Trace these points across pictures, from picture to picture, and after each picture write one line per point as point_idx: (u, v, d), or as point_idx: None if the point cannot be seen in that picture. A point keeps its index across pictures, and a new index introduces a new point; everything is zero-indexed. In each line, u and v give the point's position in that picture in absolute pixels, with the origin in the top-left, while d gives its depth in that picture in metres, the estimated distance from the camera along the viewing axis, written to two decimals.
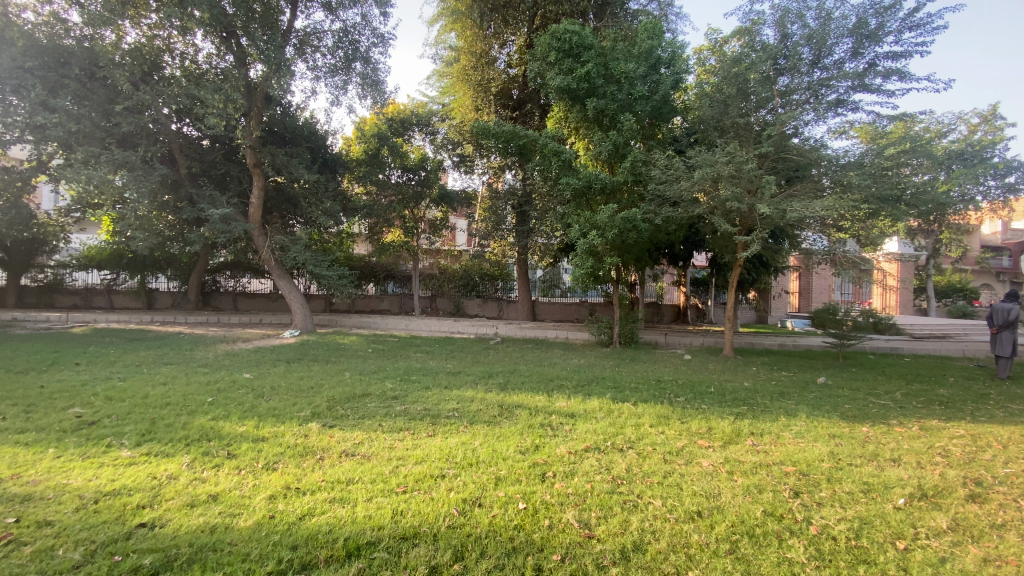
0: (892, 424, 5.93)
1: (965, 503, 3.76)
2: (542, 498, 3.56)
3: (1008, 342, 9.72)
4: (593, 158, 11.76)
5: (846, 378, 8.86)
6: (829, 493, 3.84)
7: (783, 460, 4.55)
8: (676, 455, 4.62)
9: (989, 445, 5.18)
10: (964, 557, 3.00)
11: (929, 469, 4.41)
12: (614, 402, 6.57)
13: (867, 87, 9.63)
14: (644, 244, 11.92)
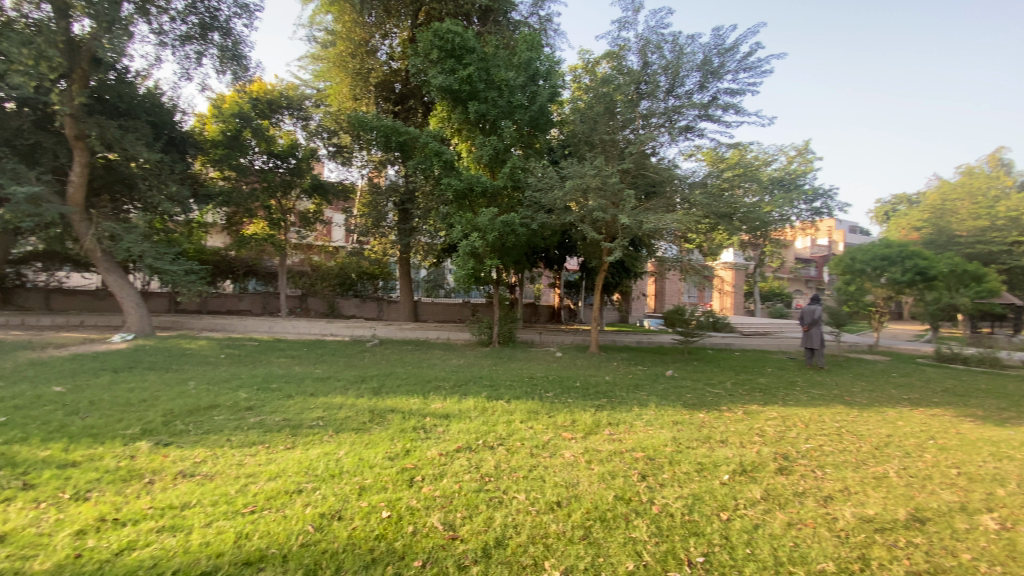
0: (723, 410, 6.87)
1: (775, 475, 4.49)
2: (408, 503, 3.49)
3: (816, 338, 11.82)
4: (475, 161, 11.93)
5: (689, 371, 10.10)
6: (669, 474, 4.33)
7: (634, 447, 5.02)
8: (542, 448, 4.84)
9: (794, 425, 6.25)
10: (772, 522, 3.56)
11: (749, 448, 5.18)
12: (488, 400, 6.69)
13: (710, 117, 11.04)
14: (522, 247, 12.36)
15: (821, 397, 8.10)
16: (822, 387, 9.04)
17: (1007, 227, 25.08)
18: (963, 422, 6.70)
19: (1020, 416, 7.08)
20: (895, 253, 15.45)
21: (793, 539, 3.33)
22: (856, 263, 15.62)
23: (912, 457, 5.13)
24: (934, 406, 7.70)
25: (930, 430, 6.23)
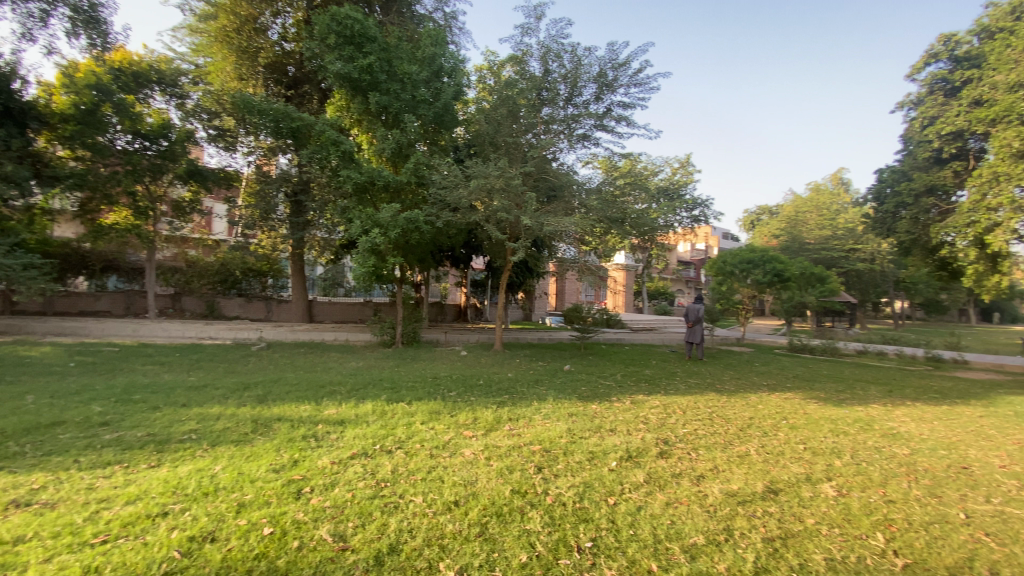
0: (613, 400, 7.35)
1: (656, 459, 4.89)
2: (294, 518, 3.27)
3: (698, 333, 13.05)
4: (376, 154, 11.51)
5: (585, 365, 10.66)
6: (563, 465, 4.53)
7: (532, 441, 5.18)
8: (442, 449, 4.81)
9: (673, 412, 6.86)
10: (653, 503, 3.88)
11: (635, 435, 5.60)
12: (387, 403, 6.51)
13: (605, 127, 11.72)
14: (426, 246, 12.16)
15: (699, 386, 8.99)
16: (698, 377, 10.05)
17: (845, 237, 30.04)
18: (809, 403, 7.84)
19: (850, 397, 8.43)
20: (759, 258, 17.60)
21: (672, 518, 3.64)
22: (727, 266, 17.54)
23: (769, 436, 5.88)
24: (787, 390, 8.91)
25: (783, 412, 7.20)
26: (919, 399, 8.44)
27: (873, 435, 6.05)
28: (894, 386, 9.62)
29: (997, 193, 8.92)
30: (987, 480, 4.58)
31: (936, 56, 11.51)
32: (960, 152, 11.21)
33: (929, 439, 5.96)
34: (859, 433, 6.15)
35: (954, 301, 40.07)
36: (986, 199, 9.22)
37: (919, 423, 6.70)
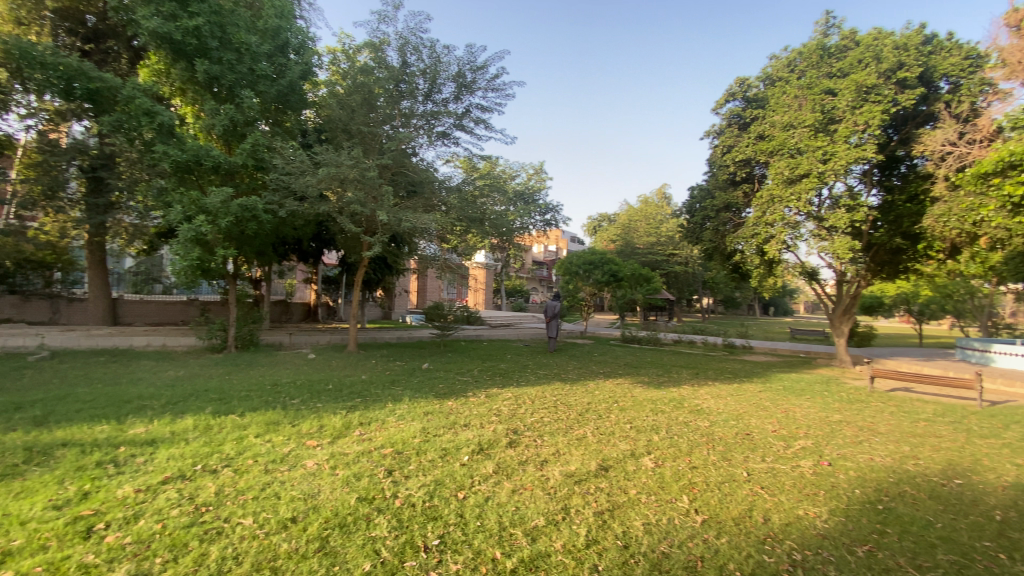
0: (468, 396, 7.47)
1: (506, 449, 5.10)
2: (79, 563, 2.72)
3: (555, 328, 14.00)
4: (205, 131, 10.06)
5: (442, 363, 10.66)
6: (414, 465, 4.47)
7: (383, 444, 5.01)
8: (279, 463, 4.39)
9: (524, 402, 7.24)
10: (500, 492, 4.04)
11: (487, 428, 5.76)
12: (215, 416, 5.73)
13: (463, 127, 11.85)
14: (267, 237, 11.00)
15: (546, 376, 9.62)
16: (547, 368, 10.75)
17: (667, 243, 34.95)
18: (636, 387, 8.93)
19: (668, 380, 9.80)
20: (600, 260, 19.47)
21: (517, 504, 3.84)
22: (574, 266, 19.06)
23: (603, 419, 6.53)
24: (619, 377, 10.03)
25: (616, 396, 8.08)
26: (718, 379, 10.16)
27: (684, 412, 7.11)
28: (701, 370, 11.44)
29: (773, 211, 11.13)
30: (762, 443, 5.70)
31: (734, 94, 13.85)
32: (748, 176, 13.64)
33: (724, 412, 7.21)
34: (674, 411, 7.17)
35: (744, 298, 49.31)
36: (765, 216, 11.46)
37: (716, 399, 8.06)
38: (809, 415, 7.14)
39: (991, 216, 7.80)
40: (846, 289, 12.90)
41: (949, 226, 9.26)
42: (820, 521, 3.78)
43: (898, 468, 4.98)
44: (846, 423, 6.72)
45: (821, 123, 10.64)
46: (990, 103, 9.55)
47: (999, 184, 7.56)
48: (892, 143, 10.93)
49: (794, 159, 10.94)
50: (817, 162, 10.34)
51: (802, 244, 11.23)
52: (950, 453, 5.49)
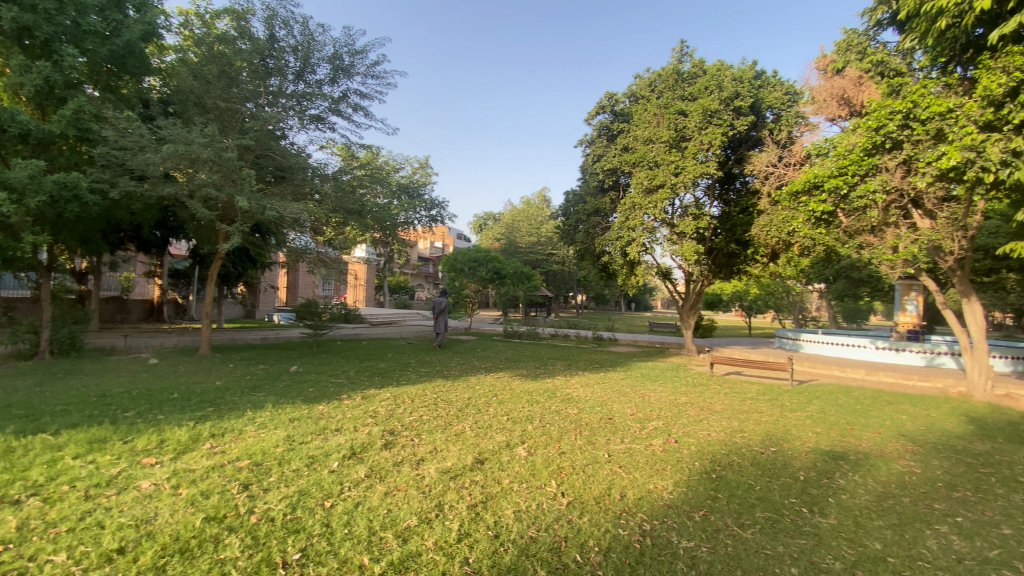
0: (342, 398, 7.10)
1: (380, 451, 4.94)
2: None
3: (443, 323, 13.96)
4: (7, 89, 8.21)
5: (314, 364, 9.97)
6: (276, 477, 4.13)
7: (239, 457, 4.54)
8: (106, 486, 3.75)
9: (402, 402, 7.08)
10: (371, 496, 3.90)
11: (361, 431, 5.53)
12: (17, 438, 4.71)
13: (340, 112, 11.18)
14: (94, 221, 9.32)
15: (427, 374, 9.52)
16: (428, 366, 10.62)
17: (547, 244, 36.74)
18: (514, 380, 9.23)
19: (545, 372, 10.31)
20: (483, 257, 19.76)
21: (389, 507, 3.74)
22: (457, 263, 19.10)
23: (482, 413, 6.65)
24: (499, 371, 10.30)
25: (494, 390, 8.27)
26: (589, 370, 10.94)
27: (558, 402, 7.54)
28: (575, 362, 12.18)
29: (635, 217, 12.25)
30: (623, 426, 6.26)
31: (604, 107, 14.91)
32: (615, 184, 14.74)
33: (592, 399, 7.77)
34: (547, 401, 7.54)
35: (614, 296, 53.81)
36: (628, 221, 12.56)
37: (586, 388, 8.66)
38: (662, 398, 8.00)
39: (800, 227, 9.42)
40: (693, 287, 14.70)
41: (770, 235, 11.00)
42: (666, 492, 4.26)
43: (729, 441, 5.79)
44: (692, 404, 7.65)
45: (674, 139, 11.96)
46: (800, 134, 11.53)
47: (805, 202, 9.16)
48: (730, 162, 12.67)
49: (652, 171, 12.16)
50: (671, 175, 11.64)
51: (658, 247, 12.53)
52: (768, 425, 6.53)
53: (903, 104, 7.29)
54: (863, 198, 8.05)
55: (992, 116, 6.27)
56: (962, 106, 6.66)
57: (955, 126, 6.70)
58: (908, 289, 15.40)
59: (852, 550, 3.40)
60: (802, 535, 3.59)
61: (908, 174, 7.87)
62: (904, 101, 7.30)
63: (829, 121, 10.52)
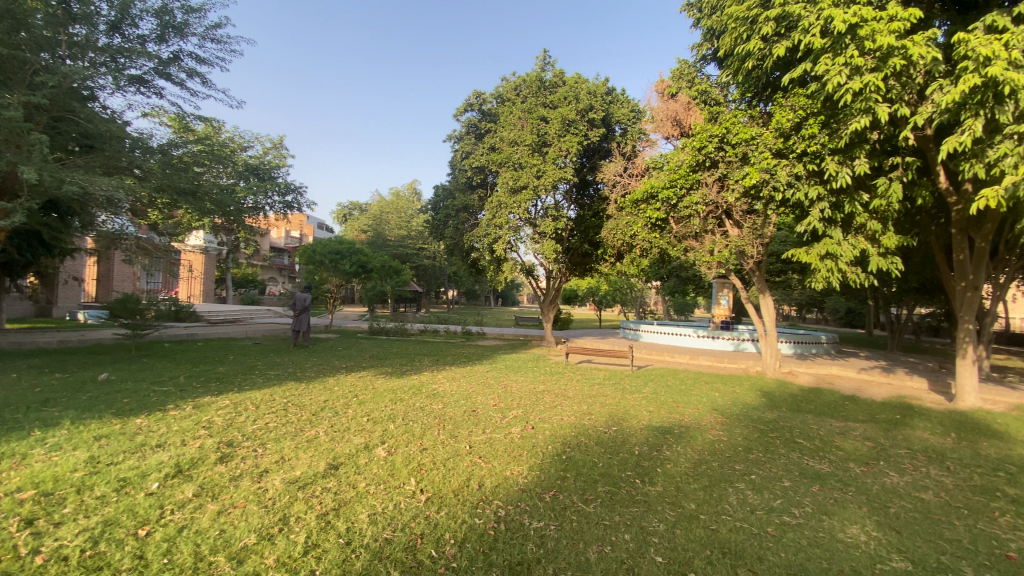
0: (168, 409, 6.16)
1: (214, 466, 4.39)
2: None
3: (304, 321, 13.40)
4: None
5: (131, 371, 8.48)
6: (73, 507, 3.43)
7: (20, 487, 3.68)
8: None
9: (245, 409, 6.38)
10: (201, 517, 3.46)
11: (191, 445, 4.85)
12: None
13: (169, 77, 9.64)
14: None
15: (277, 377, 8.72)
16: (280, 367, 9.73)
17: (417, 238, 36.17)
18: (377, 378, 8.91)
19: (410, 369, 10.13)
20: (346, 249, 18.69)
21: (222, 527, 3.34)
22: (315, 255, 17.80)
23: (339, 416, 6.29)
24: (361, 370, 9.85)
25: (355, 390, 7.88)
26: (454, 364, 11.02)
27: (422, 398, 7.45)
28: (440, 357, 12.17)
29: (501, 215, 12.64)
30: (485, 417, 6.42)
31: (472, 105, 15.07)
32: (482, 182, 14.99)
33: (456, 393, 7.83)
34: (411, 398, 7.41)
35: (482, 291, 55.11)
36: (495, 219, 12.89)
37: (451, 382, 8.72)
38: (523, 388, 8.39)
39: (641, 231, 10.60)
40: (553, 283, 15.66)
41: (617, 238, 12.21)
42: (522, 477, 4.48)
43: (580, 424, 6.29)
44: (549, 392, 8.16)
45: (536, 144, 12.58)
46: (643, 148, 12.94)
47: (645, 209, 10.35)
48: (585, 169, 13.69)
49: (516, 172, 12.66)
50: (533, 177, 12.22)
51: (522, 245, 13.11)
52: (612, 407, 7.24)
53: (719, 129, 8.57)
54: (689, 208, 9.33)
55: (781, 145, 7.67)
56: (761, 136, 8.05)
57: (756, 152, 8.07)
58: (722, 287, 18.29)
59: (674, 512, 3.93)
60: (635, 504, 4.04)
61: (723, 189, 9.31)
62: (720, 127, 8.59)
63: (665, 139, 11.96)
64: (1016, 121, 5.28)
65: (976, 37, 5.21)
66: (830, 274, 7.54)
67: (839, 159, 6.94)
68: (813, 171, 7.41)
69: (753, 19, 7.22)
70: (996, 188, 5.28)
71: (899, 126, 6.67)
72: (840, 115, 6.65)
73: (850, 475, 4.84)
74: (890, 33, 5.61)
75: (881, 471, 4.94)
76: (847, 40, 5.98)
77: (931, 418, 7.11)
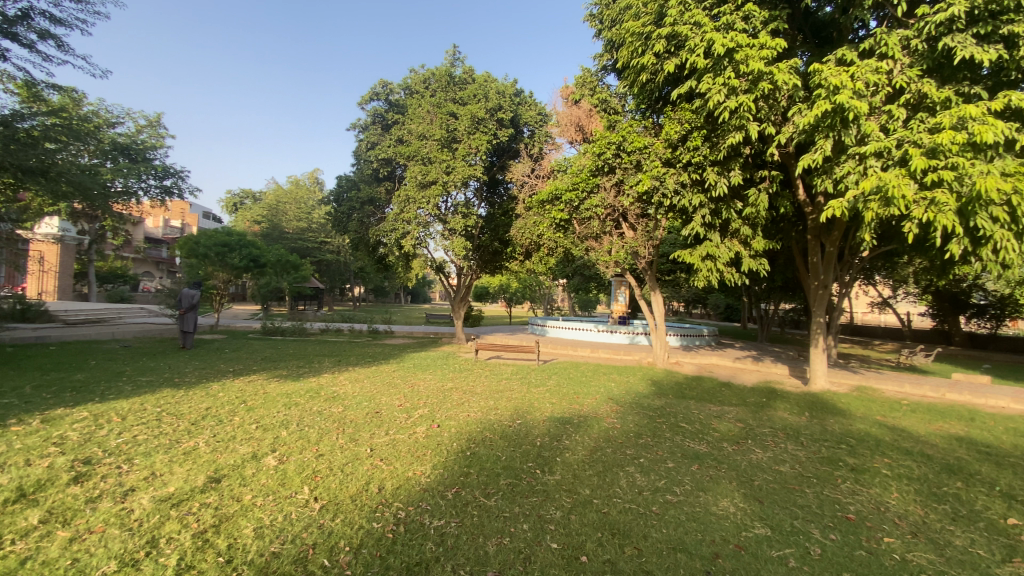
0: (8, 425, 5.25)
1: (67, 488, 3.83)
2: None
3: (191, 321, 12.19)
4: None
5: None
6: None
7: None
8: None
9: (108, 421, 5.62)
10: (49, 546, 3.01)
11: (37, 465, 4.18)
12: None
13: (16, 36, 8.17)
14: None
15: (149, 383, 7.79)
16: (154, 373, 8.70)
17: (318, 231, 34.30)
18: (270, 382, 8.30)
19: (308, 371, 9.57)
20: (236, 242, 17.15)
21: (73, 556, 2.93)
22: (200, 247, 16.13)
23: (224, 424, 5.78)
24: (252, 373, 9.11)
25: (244, 395, 7.27)
26: (357, 364, 10.59)
27: (320, 401, 7.08)
28: (342, 357, 11.63)
29: (409, 210, 12.35)
30: (388, 418, 6.26)
31: (378, 95, 14.55)
32: (389, 175, 14.54)
33: (358, 395, 7.54)
34: (308, 402, 7.01)
35: (390, 287, 53.58)
36: (403, 213, 12.57)
37: (353, 384, 8.38)
38: (429, 387, 8.29)
39: (547, 231, 10.94)
40: (463, 281, 15.62)
41: (525, 236, 12.50)
42: (424, 477, 4.43)
43: (485, 420, 6.37)
44: (456, 389, 8.16)
45: (445, 139, 12.47)
46: (549, 151, 13.36)
47: (550, 210, 10.72)
48: (495, 167, 13.82)
49: (425, 166, 12.45)
50: (443, 172, 12.10)
51: (431, 241, 12.93)
52: (517, 401, 7.41)
53: (617, 137, 9.10)
54: (590, 210, 9.81)
55: (670, 155, 8.32)
56: (653, 145, 8.68)
57: (649, 160, 8.69)
58: (621, 285, 19.48)
59: (570, 499, 4.13)
60: (535, 494, 4.18)
61: (620, 193, 9.92)
62: (618, 135, 9.12)
63: (570, 143, 12.45)
64: (856, 144, 6.18)
65: (826, 69, 6.01)
66: (710, 274, 8.34)
67: (719, 170, 7.68)
68: (696, 180, 8.14)
69: (647, 35, 7.75)
70: (841, 201, 6.14)
71: (767, 144, 7.54)
72: (720, 130, 7.36)
73: (723, 453, 5.42)
74: (761, 59, 6.29)
75: (750, 449, 5.58)
76: (725, 62, 6.62)
77: (789, 400, 8.16)
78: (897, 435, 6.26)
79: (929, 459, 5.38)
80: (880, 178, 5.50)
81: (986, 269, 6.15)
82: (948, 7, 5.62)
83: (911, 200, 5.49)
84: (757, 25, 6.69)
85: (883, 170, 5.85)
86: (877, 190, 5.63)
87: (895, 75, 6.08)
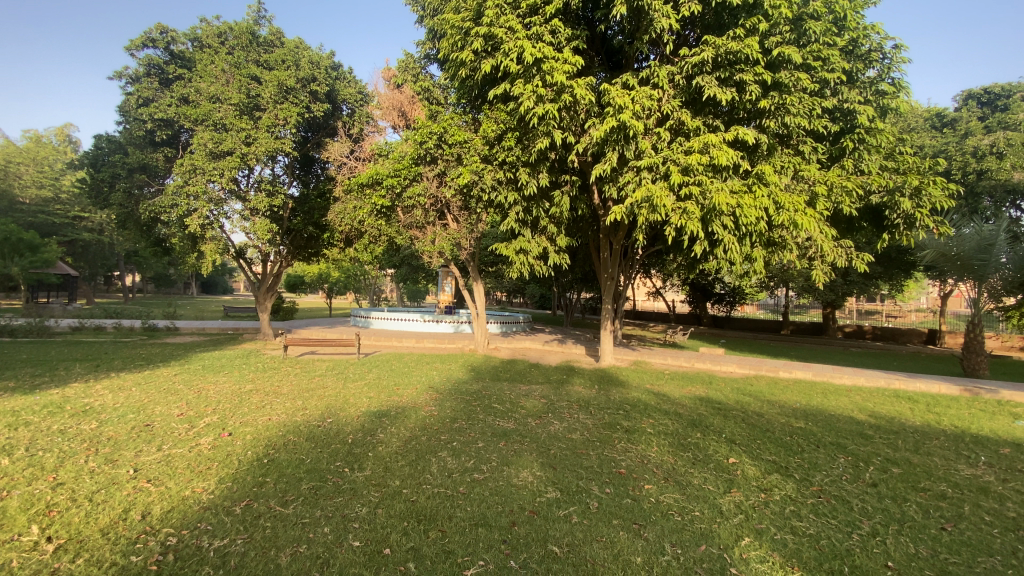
0: None
1: None
2: None
3: None
4: None
5: None
6: None
7: None
8: None
9: None
10: None
11: None
12: None
13: None
14: None
15: None
16: None
17: (70, 203, 27.50)
18: None
19: (49, 380, 7.56)
20: None
21: None
22: None
23: None
24: None
25: None
26: (125, 368, 8.73)
27: (62, 417, 5.64)
28: (103, 361, 9.46)
29: (196, 182, 10.58)
30: (162, 431, 5.30)
31: (154, 42, 12.04)
32: (171, 140, 12.20)
33: (122, 406, 6.22)
34: (44, 420, 5.52)
35: (177, 274, 45.48)
36: (187, 186, 10.69)
37: (116, 393, 6.89)
38: (223, 390, 7.28)
39: (367, 217, 10.47)
40: (271, 269, 13.97)
41: (343, 222, 11.78)
42: (206, 494, 3.87)
43: (289, 422, 5.84)
44: (257, 391, 7.33)
45: (245, 106, 10.95)
46: (370, 133, 12.66)
47: (370, 195, 10.28)
48: (308, 144, 12.74)
49: (218, 134, 10.80)
50: (241, 143, 10.66)
51: (226, 221, 11.31)
52: (330, 399, 6.97)
53: (438, 128, 9.19)
54: (412, 198, 9.72)
55: (487, 152, 8.69)
56: (472, 141, 8.99)
57: (468, 154, 8.97)
58: (446, 275, 19.79)
59: (378, 492, 4.06)
60: (340, 493, 3.99)
61: (441, 185, 9.99)
62: (439, 126, 9.22)
63: (392, 127, 11.99)
64: (635, 158, 7.28)
65: (614, 90, 6.92)
66: (522, 266, 8.96)
67: (530, 171, 8.30)
68: (510, 177, 8.67)
69: (466, 30, 7.94)
70: (623, 206, 7.18)
71: (569, 150, 8.38)
72: (530, 134, 7.93)
73: (527, 428, 5.92)
74: (563, 73, 6.96)
75: (549, 422, 6.20)
76: (535, 71, 7.17)
77: (585, 376, 9.32)
78: (660, 399, 7.66)
79: (680, 417, 6.71)
80: (650, 189, 6.61)
81: (720, 265, 7.84)
82: (700, 52, 6.95)
83: (671, 209, 6.70)
84: (562, 41, 7.37)
85: (653, 182, 7.00)
86: (648, 199, 6.74)
87: (665, 103, 7.29)
